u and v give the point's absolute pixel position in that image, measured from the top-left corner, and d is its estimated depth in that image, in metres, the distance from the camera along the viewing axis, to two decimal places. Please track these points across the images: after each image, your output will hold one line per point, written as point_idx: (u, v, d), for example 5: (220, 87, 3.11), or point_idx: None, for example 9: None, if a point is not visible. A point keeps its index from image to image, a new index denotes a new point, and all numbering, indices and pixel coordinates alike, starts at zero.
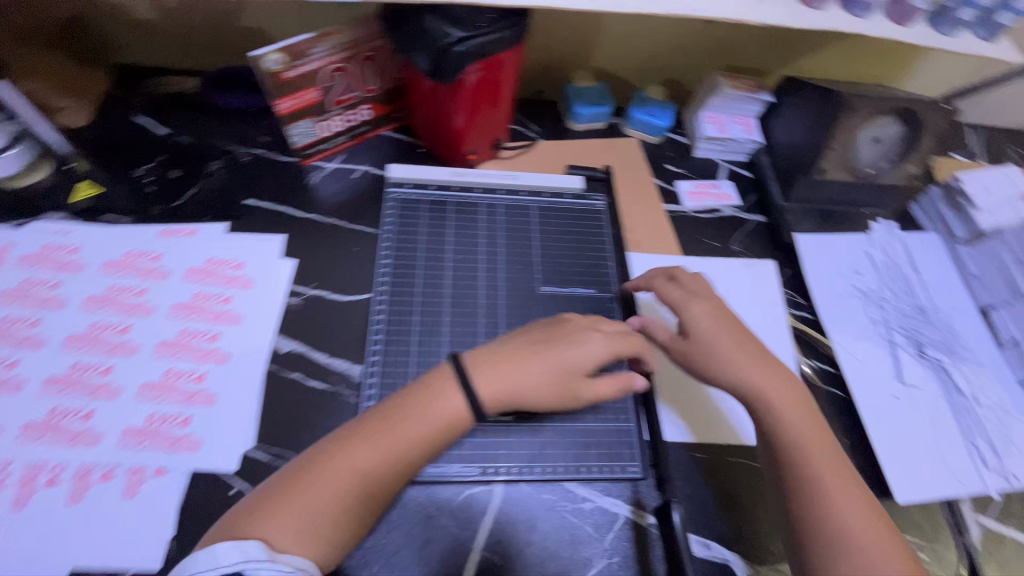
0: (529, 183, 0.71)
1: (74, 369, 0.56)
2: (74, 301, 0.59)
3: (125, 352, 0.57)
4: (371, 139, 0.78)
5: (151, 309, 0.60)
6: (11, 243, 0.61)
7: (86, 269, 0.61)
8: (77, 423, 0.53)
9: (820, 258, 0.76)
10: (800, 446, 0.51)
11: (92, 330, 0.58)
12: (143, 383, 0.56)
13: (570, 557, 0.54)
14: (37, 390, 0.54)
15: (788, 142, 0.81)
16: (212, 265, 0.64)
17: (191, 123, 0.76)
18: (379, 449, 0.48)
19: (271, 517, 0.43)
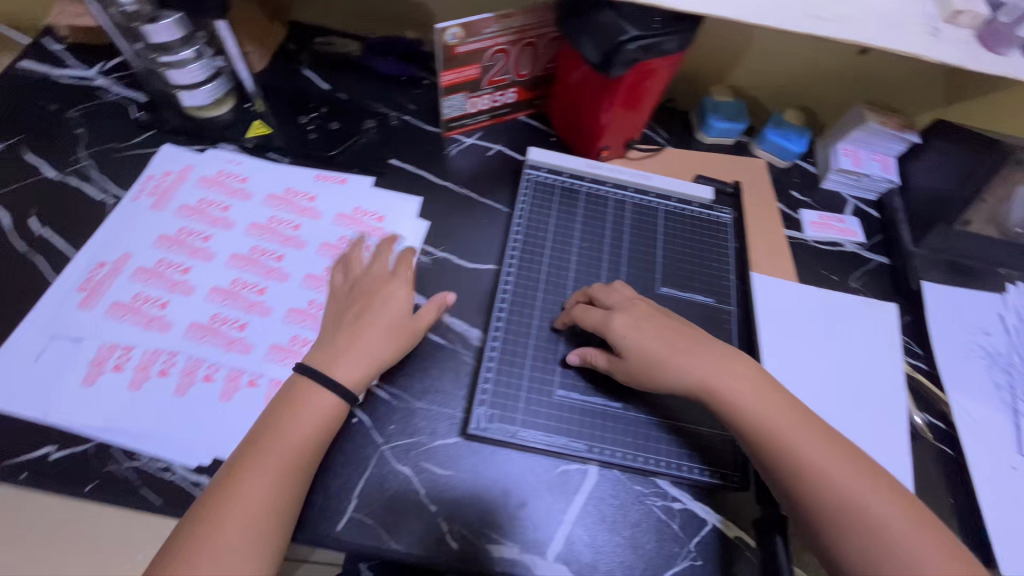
0: (660, 185, 0.72)
1: (235, 284, 0.62)
2: (240, 225, 0.66)
3: (279, 277, 0.63)
4: (508, 121, 0.82)
5: (303, 244, 0.66)
6: (195, 165, 0.70)
7: (254, 198, 0.68)
8: (232, 330, 0.60)
9: (947, 311, 0.73)
10: (780, 432, 0.52)
11: (253, 252, 0.64)
12: (291, 308, 0.62)
13: (655, 550, 0.56)
14: (204, 295, 0.61)
15: (929, 189, 0.78)
16: (358, 214, 0.69)
17: (349, 82, 0.82)
18: (274, 459, 0.48)
19: (205, 531, 0.45)
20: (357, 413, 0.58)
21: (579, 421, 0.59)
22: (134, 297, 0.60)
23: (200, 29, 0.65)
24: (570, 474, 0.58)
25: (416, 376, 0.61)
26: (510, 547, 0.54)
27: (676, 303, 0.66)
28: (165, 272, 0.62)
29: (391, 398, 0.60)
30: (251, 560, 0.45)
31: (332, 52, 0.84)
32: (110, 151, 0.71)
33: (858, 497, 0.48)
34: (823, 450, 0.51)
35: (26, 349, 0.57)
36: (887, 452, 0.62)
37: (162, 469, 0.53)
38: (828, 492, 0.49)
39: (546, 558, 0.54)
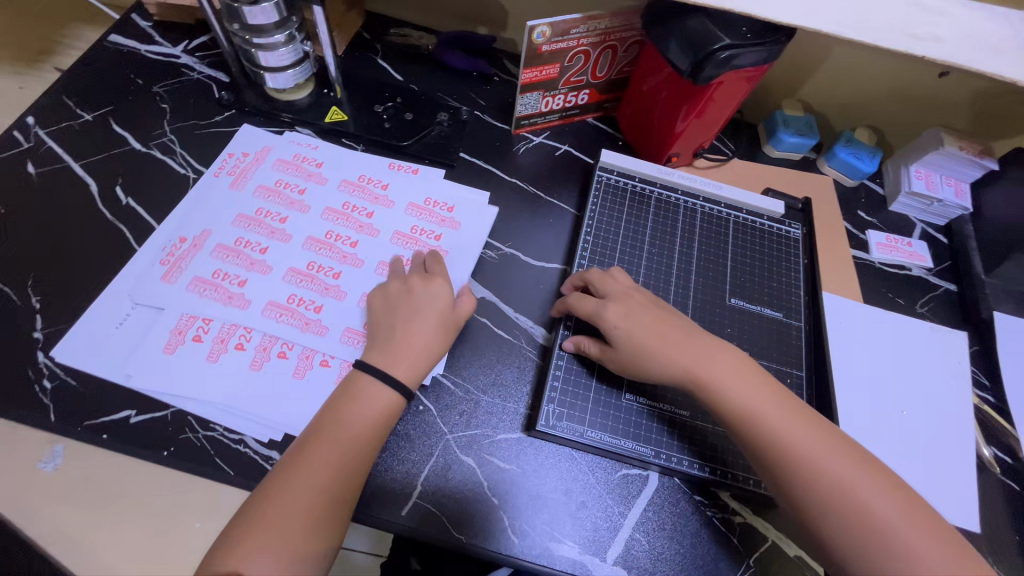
0: (732, 196, 0.72)
1: (311, 267, 0.63)
2: (316, 209, 0.67)
3: (353, 262, 0.64)
4: (577, 122, 0.82)
5: (377, 232, 0.67)
6: (271, 147, 0.71)
7: (329, 183, 0.70)
8: (307, 310, 0.61)
9: (1018, 344, 0.71)
10: (770, 421, 0.51)
11: (328, 237, 0.65)
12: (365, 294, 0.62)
13: (714, 562, 0.55)
14: (281, 275, 0.62)
15: (1001, 219, 0.77)
16: (430, 204, 0.70)
17: (421, 75, 0.83)
18: (321, 457, 0.48)
19: (259, 521, 0.45)
20: (423, 401, 0.59)
21: (642, 425, 0.59)
22: (214, 273, 0.62)
23: (296, 14, 0.67)
24: (631, 477, 0.58)
25: (480, 368, 0.62)
26: (568, 546, 0.54)
27: (743, 315, 0.65)
28: (244, 251, 0.63)
29: (457, 388, 0.60)
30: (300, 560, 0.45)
31: (406, 44, 0.84)
32: (193, 128, 0.73)
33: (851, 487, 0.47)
34: (813, 439, 0.50)
35: (110, 314, 0.59)
36: (953, 481, 0.61)
37: (236, 440, 0.54)
38: (820, 483, 0.48)
39: (605, 560, 0.54)
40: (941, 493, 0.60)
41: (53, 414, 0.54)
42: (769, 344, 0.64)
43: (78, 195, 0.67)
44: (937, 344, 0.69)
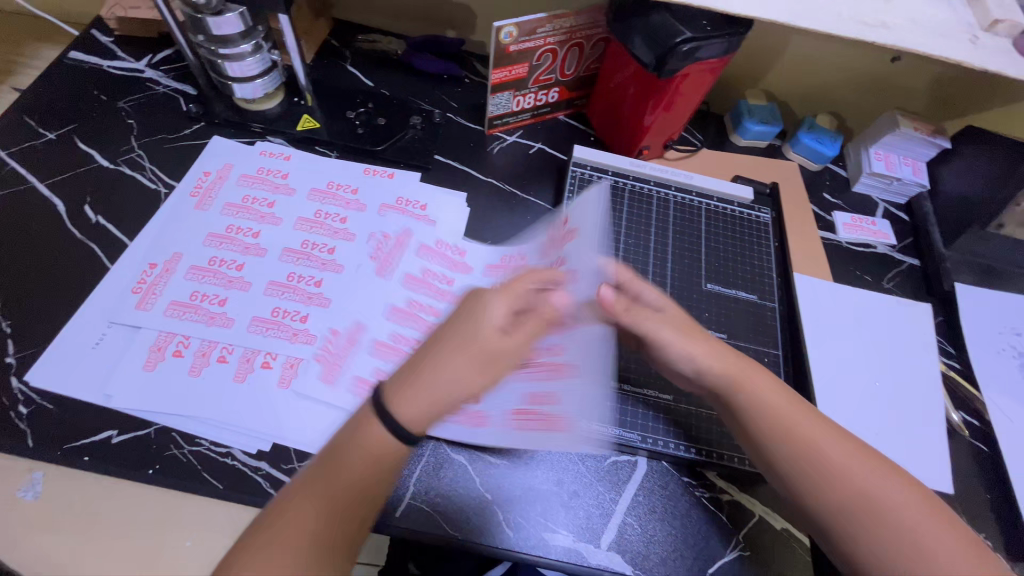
0: (703, 184, 0.74)
1: (275, 314, 0.61)
2: (272, 253, 0.65)
3: (319, 302, 0.62)
4: (549, 120, 0.83)
5: (340, 267, 0.65)
6: (232, 164, 0.71)
7: (284, 224, 0.67)
8: (284, 367, 0.58)
9: (979, 312, 0.74)
10: (775, 415, 0.48)
11: (290, 280, 0.63)
12: (335, 329, 0.61)
13: (706, 541, 0.57)
14: (246, 329, 0.59)
15: (958, 193, 0.80)
16: (377, 241, 0.67)
17: (392, 80, 0.83)
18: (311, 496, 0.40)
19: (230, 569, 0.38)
20: None
21: (630, 410, 0.61)
22: (190, 295, 0.61)
23: (261, 23, 0.67)
24: (620, 463, 0.59)
25: None
26: (562, 535, 0.55)
27: (719, 299, 0.67)
28: (219, 270, 0.63)
29: None
30: None
31: (375, 50, 0.85)
32: (162, 142, 0.72)
33: (859, 484, 0.44)
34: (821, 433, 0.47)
35: (85, 335, 0.58)
36: (926, 447, 0.63)
37: (222, 453, 0.54)
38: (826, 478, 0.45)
39: (599, 547, 0.55)
40: (916, 459, 0.62)
41: (30, 439, 0.53)
42: (746, 326, 0.66)
43: (45, 216, 0.66)
44: (903, 317, 0.72)
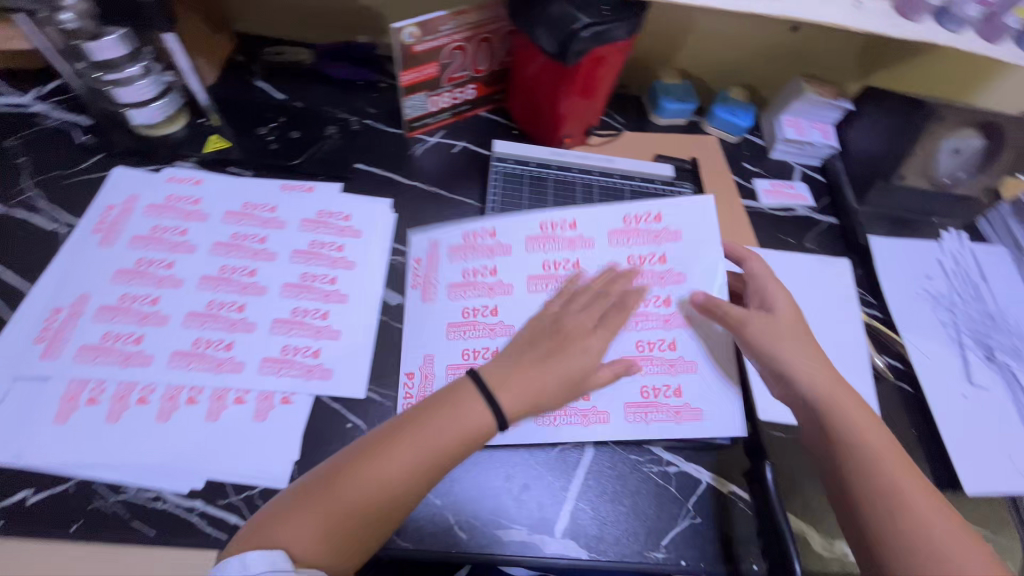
0: (624, 167, 0.77)
1: (466, 355, 0.60)
2: (441, 290, 0.64)
3: (503, 290, 0.64)
4: (470, 117, 0.83)
5: (508, 248, 0.67)
6: (138, 195, 0.67)
7: (440, 259, 0.66)
8: (421, 382, 0.59)
9: (894, 261, 0.79)
10: (829, 406, 0.53)
11: (466, 277, 0.65)
12: (466, 350, 0.60)
13: (657, 514, 0.58)
14: (444, 376, 0.59)
15: (863, 150, 0.85)
16: (547, 229, 0.68)
17: (304, 90, 0.81)
18: (415, 452, 0.47)
19: (338, 487, 0.46)
20: (351, 418, 0.58)
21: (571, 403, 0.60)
22: (103, 337, 0.57)
23: (147, 45, 0.65)
24: (569, 447, 0.60)
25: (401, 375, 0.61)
26: (516, 530, 0.55)
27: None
28: (132, 306, 0.59)
29: (384, 400, 0.59)
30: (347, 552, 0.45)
31: (283, 61, 0.82)
32: (58, 179, 0.68)
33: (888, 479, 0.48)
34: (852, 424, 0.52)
35: None
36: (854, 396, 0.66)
37: (153, 498, 0.51)
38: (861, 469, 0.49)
39: (553, 536, 0.55)
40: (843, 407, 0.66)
41: None
42: None
43: None
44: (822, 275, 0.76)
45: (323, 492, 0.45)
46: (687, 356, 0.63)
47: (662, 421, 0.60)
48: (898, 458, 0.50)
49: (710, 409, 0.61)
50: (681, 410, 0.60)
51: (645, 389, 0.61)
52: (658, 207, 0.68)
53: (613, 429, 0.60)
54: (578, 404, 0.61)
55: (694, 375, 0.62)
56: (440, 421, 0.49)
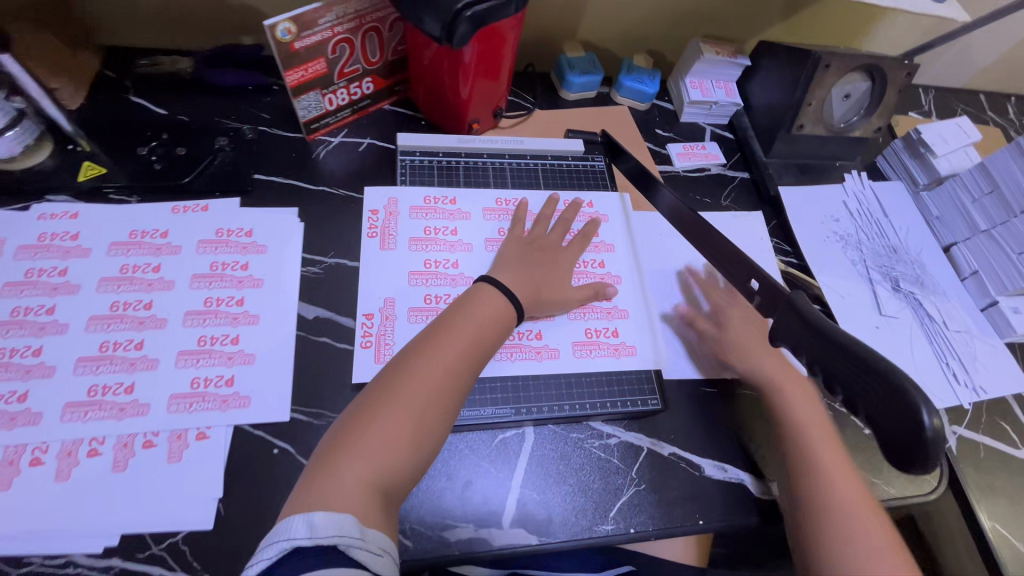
0: (534, 147, 0.77)
1: (429, 300, 0.65)
2: (401, 241, 0.68)
3: (463, 249, 0.69)
4: (373, 113, 0.80)
5: (468, 215, 0.72)
6: (5, 237, 0.60)
7: (400, 214, 0.70)
8: (381, 323, 0.62)
9: (802, 208, 0.82)
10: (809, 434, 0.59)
11: (428, 233, 0.69)
12: (427, 295, 0.65)
13: (603, 487, 0.59)
14: (405, 317, 0.63)
15: (763, 102, 0.86)
16: (502, 203, 0.73)
17: (188, 101, 0.75)
18: (454, 350, 0.56)
19: (394, 393, 0.52)
20: (277, 443, 0.55)
21: (504, 389, 0.60)
22: None
23: None
24: (508, 436, 0.60)
25: (327, 390, 0.59)
26: (464, 527, 0.54)
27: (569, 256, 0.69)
28: (12, 360, 0.53)
29: (312, 419, 0.57)
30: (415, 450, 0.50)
31: (159, 72, 0.76)
32: None
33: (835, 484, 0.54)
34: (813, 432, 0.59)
35: None
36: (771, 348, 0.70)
37: (62, 565, 0.47)
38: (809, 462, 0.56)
39: (502, 528, 0.55)
40: (761, 355, 0.70)
41: None
42: None
43: None
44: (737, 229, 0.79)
45: (381, 400, 0.51)
46: (622, 302, 0.70)
47: (605, 357, 0.65)
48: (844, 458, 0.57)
49: (648, 348, 0.67)
50: (619, 348, 0.66)
51: (589, 330, 0.67)
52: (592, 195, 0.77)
53: (563, 365, 0.63)
54: (532, 341, 0.64)
55: (627, 320, 0.68)
56: (472, 321, 0.58)
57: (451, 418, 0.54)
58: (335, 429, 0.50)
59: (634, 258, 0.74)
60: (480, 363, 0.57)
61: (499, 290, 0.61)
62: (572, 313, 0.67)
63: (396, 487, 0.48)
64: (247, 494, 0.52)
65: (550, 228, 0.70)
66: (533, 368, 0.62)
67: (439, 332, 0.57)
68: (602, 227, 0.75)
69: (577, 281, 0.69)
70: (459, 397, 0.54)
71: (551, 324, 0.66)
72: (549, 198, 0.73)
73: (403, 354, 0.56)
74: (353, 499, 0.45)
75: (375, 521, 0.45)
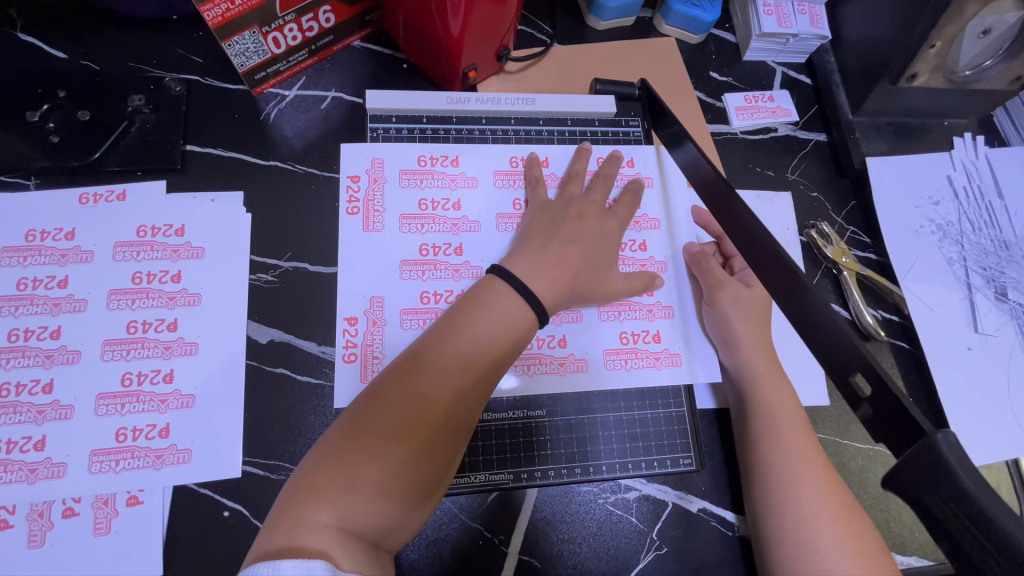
0: (548, 108, 0.59)
1: (426, 299, 0.51)
2: (390, 219, 0.53)
3: (469, 227, 0.54)
4: (338, 54, 0.60)
5: (474, 179, 0.56)
6: None
7: (388, 180, 0.54)
8: (367, 326, 0.50)
9: (894, 185, 0.63)
10: (789, 461, 0.46)
11: (424, 208, 0.54)
12: (424, 291, 0.52)
13: (616, 552, 0.49)
14: (397, 323, 0.50)
15: (863, 37, 0.64)
16: (518, 164, 0.57)
17: (91, 38, 0.57)
18: (464, 357, 0.42)
19: (385, 415, 0.39)
20: (228, 504, 0.46)
21: (501, 448, 0.50)
22: None
23: None
24: (510, 498, 0.50)
25: (285, 437, 0.48)
26: None
27: (608, 257, 0.52)
28: None
29: (269, 473, 0.47)
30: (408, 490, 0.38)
31: None
32: None
33: (819, 532, 0.42)
34: (794, 459, 0.46)
35: None
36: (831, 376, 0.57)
37: None
38: (778, 498, 0.44)
39: None
40: (821, 384, 0.56)
41: None
42: (636, 276, 0.53)
43: None
44: (797, 217, 0.63)
45: (367, 427, 0.38)
46: (666, 297, 0.56)
47: (642, 369, 0.53)
48: (835, 487, 0.45)
49: (696, 357, 0.54)
50: (660, 356, 0.53)
51: (625, 334, 0.53)
52: (632, 150, 0.60)
53: (592, 379, 0.52)
54: (554, 351, 0.52)
55: (672, 319, 0.55)
56: (490, 317, 0.43)
57: (463, 433, 0.41)
58: (318, 445, 0.38)
59: (679, 246, 0.58)
60: (504, 360, 0.43)
61: (510, 278, 0.45)
62: (605, 311, 0.54)
63: (388, 519, 0.37)
64: (193, 567, 0.44)
65: (585, 186, 0.56)
66: (555, 386, 0.51)
67: (449, 322, 0.43)
68: (644, 195, 0.59)
69: (624, 267, 0.55)
70: (475, 405, 0.42)
71: (577, 326, 0.53)
72: (578, 150, 0.57)
73: (399, 361, 0.42)
74: (330, 539, 0.34)
75: (357, 570, 0.33)
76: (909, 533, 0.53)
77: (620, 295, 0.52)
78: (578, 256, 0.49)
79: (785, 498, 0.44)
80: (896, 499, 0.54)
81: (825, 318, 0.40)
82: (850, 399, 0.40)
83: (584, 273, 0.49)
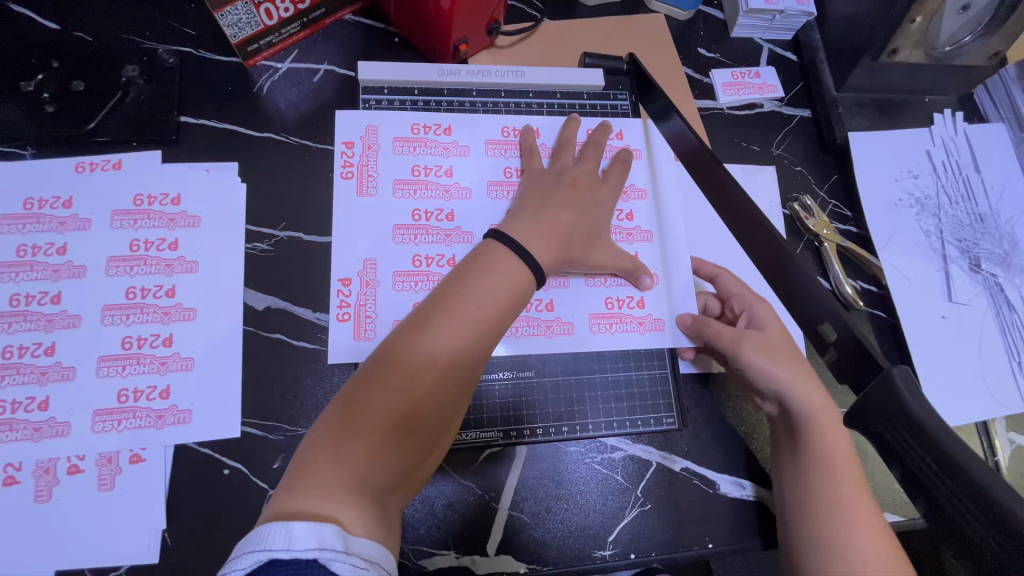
0: (538, 81, 0.60)
1: (418, 263, 0.53)
2: (383, 184, 0.54)
3: (459, 196, 0.56)
4: (330, 28, 0.61)
5: (464, 150, 0.57)
6: None
7: (379, 149, 0.55)
8: (360, 292, 0.51)
9: (874, 159, 0.65)
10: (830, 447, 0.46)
11: (416, 174, 0.55)
12: (415, 256, 0.53)
13: (601, 508, 0.52)
14: (390, 287, 0.52)
15: (847, 14, 0.65)
16: (507, 134, 0.58)
17: (84, 9, 0.57)
18: (466, 323, 0.43)
19: (392, 381, 0.40)
20: (228, 463, 0.48)
21: (491, 408, 0.52)
22: None
23: None
24: (499, 459, 0.51)
25: (283, 398, 0.50)
26: (445, 555, 0.49)
27: (597, 225, 0.53)
28: None
29: (266, 433, 0.49)
30: (415, 452, 0.40)
31: None
32: None
33: (851, 534, 0.41)
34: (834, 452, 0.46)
35: None
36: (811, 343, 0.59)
37: None
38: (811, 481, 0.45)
39: (486, 554, 0.49)
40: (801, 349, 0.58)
41: None
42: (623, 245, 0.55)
43: None
44: (781, 190, 0.65)
45: (374, 392, 0.40)
46: (651, 264, 0.57)
47: (627, 332, 0.55)
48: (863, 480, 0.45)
49: (679, 323, 0.56)
50: (645, 321, 0.55)
51: (611, 300, 0.55)
52: (620, 122, 0.61)
53: (579, 342, 0.54)
54: (542, 314, 0.54)
55: (657, 286, 0.57)
56: (490, 285, 0.44)
57: (464, 395, 0.43)
58: (326, 410, 0.40)
59: (665, 215, 0.59)
60: (500, 329, 0.45)
61: (506, 241, 0.47)
62: (592, 279, 0.55)
63: (397, 479, 0.39)
64: (194, 521, 0.46)
65: (575, 159, 0.57)
66: (543, 348, 0.53)
67: (450, 289, 0.44)
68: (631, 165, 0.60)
69: (613, 237, 0.57)
70: (474, 372, 0.43)
71: (565, 291, 0.55)
72: (567, 121, 0.59)
73: (402, 327, 0.43)
74: (344, 498, 0.36)
75: (368, 523, 0.36)
76: (882, 490, 0.56)
77: (606, 270, 0.54)
78: (570, 222, 0.51)
79: (842, 546, 0.41)
80: (870, 460, 0.56)
81: (806, 281, 0.43)
82: (818, 346, 0.44)
83: (575, 239, 0.51)
